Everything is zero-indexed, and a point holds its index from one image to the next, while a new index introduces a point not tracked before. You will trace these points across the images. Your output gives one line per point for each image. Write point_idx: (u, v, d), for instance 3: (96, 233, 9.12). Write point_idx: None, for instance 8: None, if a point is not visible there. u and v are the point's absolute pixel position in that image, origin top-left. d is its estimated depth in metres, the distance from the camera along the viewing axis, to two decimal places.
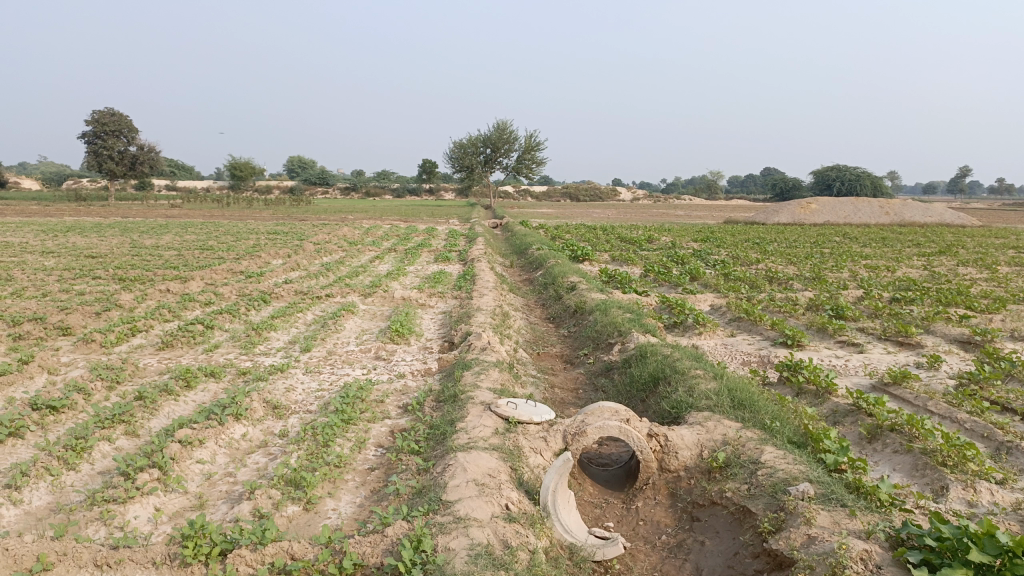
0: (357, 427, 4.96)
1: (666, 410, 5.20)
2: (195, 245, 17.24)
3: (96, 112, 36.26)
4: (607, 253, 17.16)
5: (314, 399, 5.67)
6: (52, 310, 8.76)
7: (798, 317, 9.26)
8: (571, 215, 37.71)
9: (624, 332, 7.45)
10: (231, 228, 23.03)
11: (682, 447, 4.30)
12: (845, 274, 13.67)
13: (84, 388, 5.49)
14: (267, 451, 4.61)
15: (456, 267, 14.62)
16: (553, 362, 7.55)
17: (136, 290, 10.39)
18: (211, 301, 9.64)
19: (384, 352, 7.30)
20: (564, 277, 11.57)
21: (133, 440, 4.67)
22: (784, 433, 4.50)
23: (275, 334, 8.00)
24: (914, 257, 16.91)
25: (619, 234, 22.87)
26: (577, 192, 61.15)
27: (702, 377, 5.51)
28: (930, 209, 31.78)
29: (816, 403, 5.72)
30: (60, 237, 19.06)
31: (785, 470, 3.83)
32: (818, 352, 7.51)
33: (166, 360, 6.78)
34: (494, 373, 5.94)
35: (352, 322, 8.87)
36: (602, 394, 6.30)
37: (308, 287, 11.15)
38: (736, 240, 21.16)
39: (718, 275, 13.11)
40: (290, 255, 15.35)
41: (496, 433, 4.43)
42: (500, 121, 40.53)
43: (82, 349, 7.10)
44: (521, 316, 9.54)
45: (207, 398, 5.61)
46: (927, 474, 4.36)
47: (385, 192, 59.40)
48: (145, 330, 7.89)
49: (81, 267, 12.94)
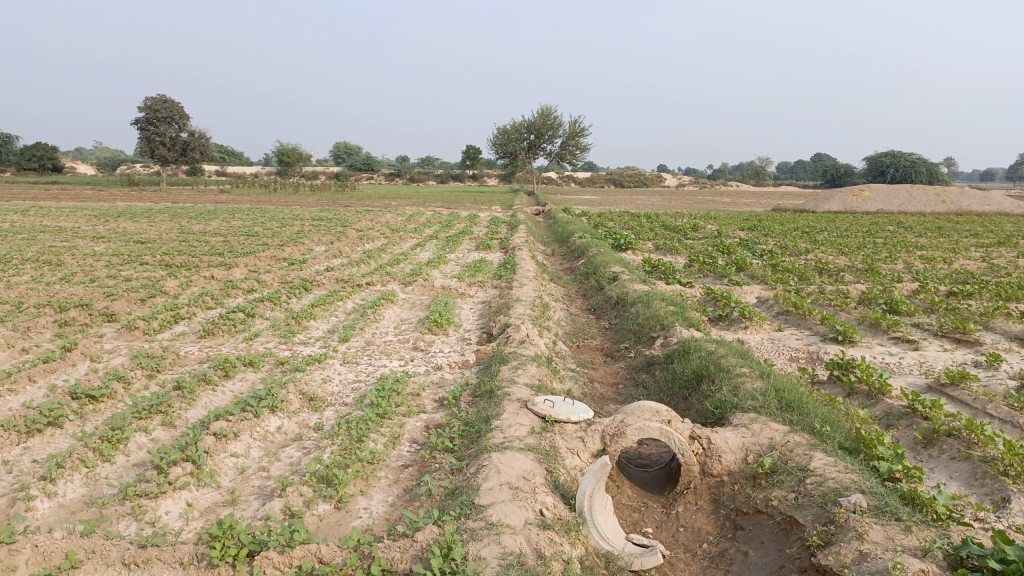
0: (392, 421, 4.89)
1: (709, 410, 5.02)
2: (241, 231, 17.44)
3: (148, 99, 36.88)
4: (650, 241, 16.89)
5: (349, 392, 5.63)
6: (99, 296, 8.91)
7: (849, 311, 8.94)
8: (616, 202, 37.31)
9: (667, 326, 7.26)
10: (277, 214, 23.31)
11: (726, 450, 4.13)
12: (899, 266, 13.20)
13: (124, 376, 5.53)
14: (301, 445, 4.57)
15: (497, 255, 14.53)
16: (593, 356, 7.40)
17: (181, 276, 10.52)
18: (254, 288, 9.70)
19: (422, 343, 7.24)
20: (606, 267, 11.38)
21: (169, 433, 4.68)
22: (835, 437, 4.30)
23: (315, 322, 8.00)
24: (972, 248, 16.28)
25: (665, 222, 22.54)
26: (621, 178, 60.52)
27: (747, 376, 5.31)
28: (989, 197, 30.63)
29: (869, 405, 5.48)
30: (112, 222, 19.49)
31: (836, 479, 3.63)
32: (870, 349, 7.21)
33: (207, 348, 6.82)
34: (532, 368, 5.81)
35: (391, 311, 8.84)
36: (643, 390, 6.14)
37: (350, 275, 11.17)
38: (784, 229, 20.68)
39: (766, 265, 12.78)
40: (333, 241, 15.41)
41: (533, 432, 4.31)
42: (544, 106, 40.18)
43: (126, 336, 7.19)
44: (561, 307, 9.41)
45: (244, 389, 5.60)
46: (987, 484, 4.11)
47: (429, 177, 59.57)
48: (187, 317, 7.97)
49: (129, 253, 13.17)
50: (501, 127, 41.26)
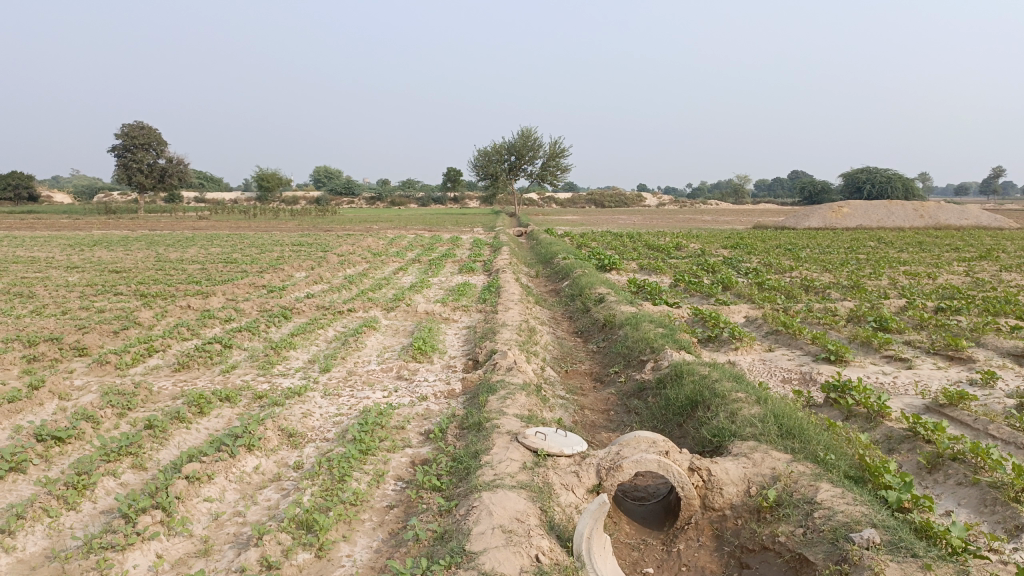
0: (375, 458, 4.66)
1: (706, 438, 4.84)
2: (219, 258, 17.15)
3: (125, 125, 36.55)
4: (634, 262, 16.77)
5: (331, 426, 5.40)
6: (70, 329, 8.61)
7: (839, 329, 8.83)
8: (597, 222, 37.37)
9: (657, 349, 7.09)
10: (256, 240, 23.00)
11: (727, 483, 3.94)
12: (884, 282, 13.14)
13: (93, 416, 5.27)
14: (280, 487, 4.34)
15: (480, 277, 14.35)
16: (582, 381, 7.21)
17: (156, 306, 10.23)
18: (231, 318, 9.43)
19: (406, 372, 7.01)
20: (591, 288, 11.22)
21: (139, 476, 4.44)
22: (839, 465, 4.13)
23: (295, 352, 7.75)
24: (954, 263, 16.30)
25: (648, 241, 22.48)
26: (602, 198, 60.75)
27: (744, 401, 5.13)
28: (965, 211, 30.96)
29: (868, 428, 5.32)
30: (87, 251, 19.11)
31: (846, 512, 3.45)
32: (864, 369, 7.06)
33: (181, 382, 6.55)
34: (521, 397, 5.60)
35: (374, 338, 8.60)
36: (635, 417, 5.95)
37: (330, 301, 10.92)
38: (767, 246, 20.66)
39: (752, 284, 12.69)
40: (313, 267, 15.16)
41: (524, 467, 4.10)
42: (524, 127, 40.27)
43: (96, 371, 6.91)
44: (547, 331, 9.22)
45: (220, 426, 5.35)
46: (997, 510, 3.94)
47: (411, 200, 59.45)
48: (162, 349, 7.69)
49: (103, 283, 12.86)
50: (481, 149, 41.28)
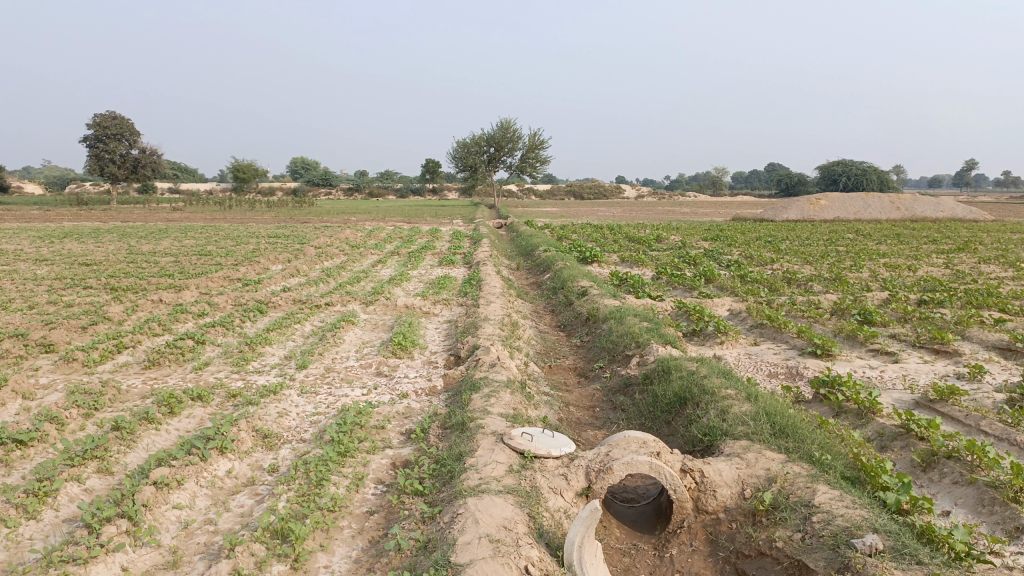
0: (354, 460, 4.47)
1: (697, 437, 4.70)
2: (194, 250, 16.80)
3: (97, 115, 35.82)
4: (615, 254, 16.65)
5: (308, 426, 5.20)
6: (37, 324, 8.31)
7: (824, 323, 8.75)
8: (576, 214, 37.20)
9: (642, 343, 6.95)
10: (231, 232, 22.63)
11: (721, 485, 3.80)
12: (865, 274, 13.12)
13: (57, 417, 5.02)
14: (254, 492, 4.15)
15: (461, 270, 14.17)
16: (566, 377, 7.06)
17: (126, 300, 9.94)
18: (205, 312, 9.17)
19: (385, 368, 6.82)
20: (574, 281, 11.08)
21: (106, 481, 4.22)
22: (836, 465, 4.01)
23: (271, 348, 7.52)
24: (934, 255, 16.34)
25: (628, 233, 22.37)
26: (581, 191, 60.68)
27: (734, 398, 4.99)
28: (940, 203, 31.21)
29: (860, 425, 5.22)
30: (57, 243, 18.62)
31: (845, 516, 3.32)
32: (851, 363, 6.97)
33: (152, 381, 6.32)
34: (505, 395, 5.43)
35: (352, 333, 8.39)
36: (622, 413, 5.81)
37: (307, 295, 10.67)
38: (747, 238, 20.63)
39: (734, 276, 12.61)
40: (290, 260, 14.87)
41: (511, 471, 3.93)
42: (503, 119, 39.98)
43: (63, 368, 6.65)
44: (530, 325, 9.05)
45: (191, 427, 5.14)
46: (996, 511, 3.84)
47: (389, 192, 58.98)
48: (132, 346, 7.43)
49: (72, 276, 12.51)
50: (461, 140, 40.97)
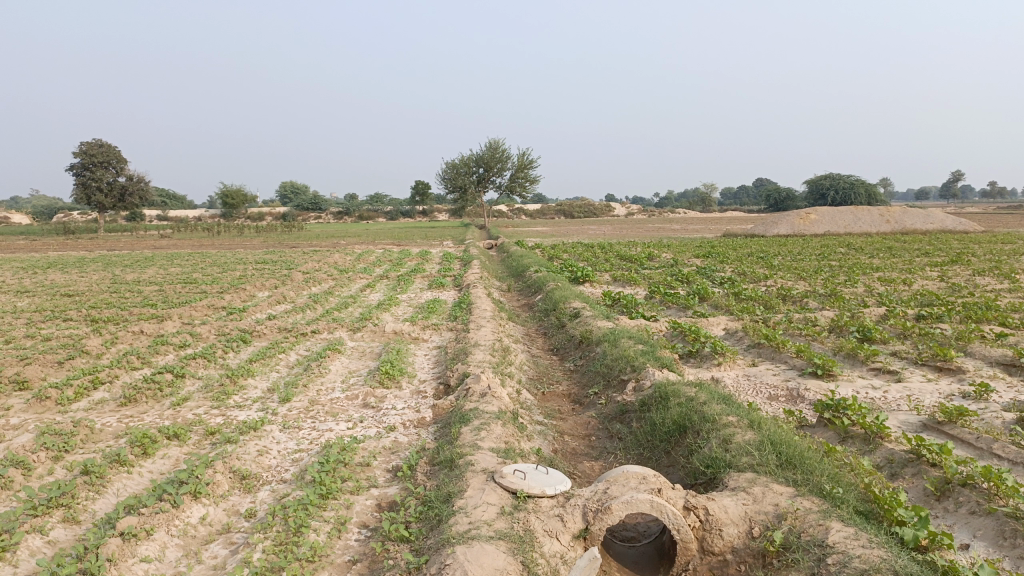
0: (337, 502, 4.21)
1: (699, 469, 4.46)
2: (179, 278, 16.52)
3: (84, 144, 35.62)
4: (608, 273, 16.47)
5: (289, 465, 4.94)
6: (11, 360, 8.01)
7: (823, 341, 8.54)
8: (567, 233, 37.14)
9: (638, 367, 6.72)
10: (219, 258, 22.35)
11: (727, 523, 3.56)
12: (861, 289, 12.95)
13: (23, 461, 4.74)
14: (229, 541, 3.89)
15: (451, 293, 13.95)
16: (560, 404, 6.82)
17: (106, 333, 9.66)
18: (187, 343, 8.89)
19: (372, 399, 6.56)
20: (565, 303, 10.86)
21: (71, 531, 3.95)
22: (850, 499, 3.78)
23: (253, 380, 7.25)
24: (927, 268, 16.22)
25: (620, 251, 22.21)
26: (571, 210, 60.69)
27: (736, 426, 4.75)
28: (930, 215, 31.24)
29: (867, 451, 4.99)
30: (40, 274, 18.30)
31: (863, 557, 3.09)
32: (853, 383, 6.76)
33: (127, 419, 6.04)
34: (496, 428, 5.18)
35: (338, 362, 8.13)
36: (618, 442, 5.57)
37: (293, 323, 10.42)
38: (739, 254, 20.51)
39: (728, 293, 12.42)
40: (276, 286, 14.62)
41: (503, 513, 3.68)
42: (491, 140, 39.97)
43: (36, 408, 6.36)
44: (522, 349, 8.82)
45: (166, 469, 4.87)
46: (1019, 544, 3.60)
47: (378, 215, 58.83)
48: (108, 381, 7.15)
49: (53, 308, 12.20)
50: (450, 162, 40.92)
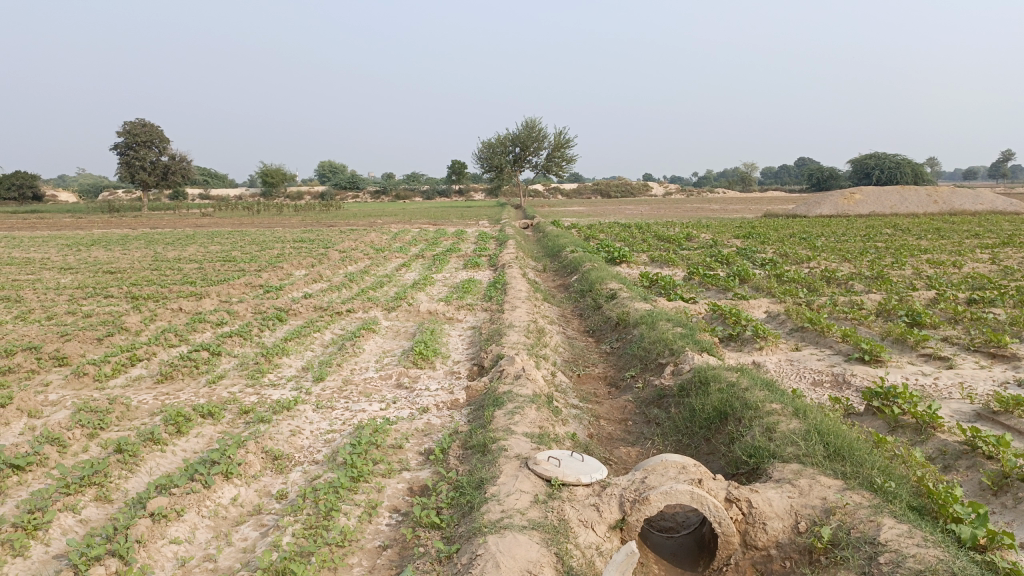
0: (369, 485, 4.14)
1: (741, 458, 4.30)
2: (218, 256, 16.68)
3: (127, 123, 36.10)
4: (645, 254, 16.21)
5: (321, 446, 4.89)
6: (52, 336, 8.11)
7: (869, 325, 8.26)
8: (604, 213, 36.80)
9: (677, 350, 6.54)
10: (257, 237, 22.54)
11: (772, 516, 3.41)
12: (908, 271, 12.54)
13: (58, 438, 4.75)
14: (260, 523, 3.85)
15: (486, 273, 13.86)
16: (596, 387, 6.69)
17: (145, 310, 9.75)
18: (224, 321, 8.91)
19: (406, 379, 6.50)
20: (602, 283, 10.69)
21: (103, 510, 3.93)
22: (903, 494, 3.59)
23: (287, 359, 7.23)
24: (978, 250, 15.66)
25: (657, 232, 21.89)
26: (608, 189, 60.14)
27: (781, 414, 4.56)
28: (980, 195, 30.23)
29: (919, 441, 4.78)
30: (85, 251, 18.62)
31: (917, 555, 2.92)
32: (902, 370, 6.50)
33: (163, 396, 6.06)
34: (531, 412, 5.07)
35: (372, 342, 8.08)
36: (656, 428, 5.42)
37: (329, 301, 10.42)
38: (781, 235, 20.07)
39: (769, 275, 12.13)
40: (313, 265, 14.68)
41: (537, 501, 3.56)
42: (528, 119, 39.64)
43: (74, 384, 6.41)
44: (557, 331, 8.69)
45: (199, 448, 4.86)
46: None
47: (415, 194, 58.91)
48: (146, 358, 7.19)
49: (95, 285, 12.37)
50: (486, 141, 40.69)
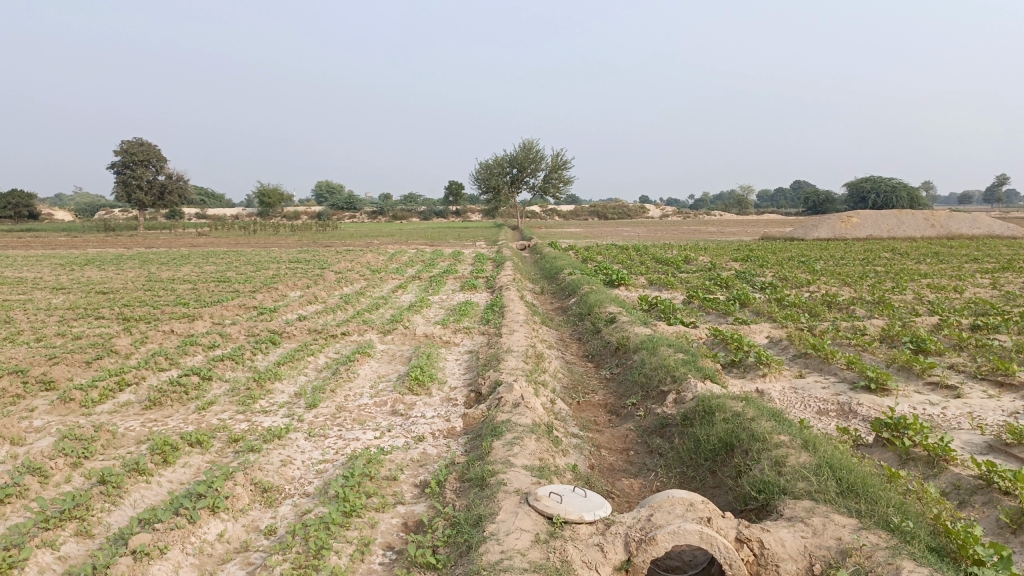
0: (362, 520, 3.97)
1: (750, 494, 4.14)
2: (213, 276, 16.53)
3: (124, 143, 36.06)
4: (643, 276, 16.08)
5: (313, 478, 4.71)
6: (39, 359, 7.92)
7: (873, 352, 8.13)
8: (602, 234, 36.70)
9: (678, 378, 6.38)
10: (253, 257, 22.41)
11: (784, 558, 3.24)
12: (909, 297, 12.42)
13: (39, 469, 4.57)
14: (247, 561, 3.67)
15: (483, 295, 13.72)
16: (596, 415, 6.52)
17: (136, 332, 9.57)
18: (215, 344, 8.73)
19: (401, 407, 6.33)
20: (601, 307, 10.55)
21: (83, 546, 3.75)
22: (922, 534, 3.42)
23: (280, 385, 7.05)
24: (978, 275, 15.56)
25: (655, 254, 21.78)
26: (605, 210, 60.22)
27: (790, 447, 4.40)
28: (977, 220, 30.25)
29: (931, 475, 4.61)
30: (78, 271, 18.43)
31: None
32: (909, 399, 6.36)
33: (151, 423, 5.88)
34: (530, 442, 4.90)
35: (367, 366, 7.91)
36: (659, 458, 5.25)
37: (323, 324, 10.25)
38: (779, 258, 19.98)
39: (770, 299, 12.00)
40: (309, 286, 14.52)
41: (538, 541, 3.40)
42: (526, 141, 39.71)
43: (59, 410, 6.23)
44: (556, 356, 8.53)
45: (186, 478, 4.68)
46: None
47: (412, 214, 58.88)
48: (135, 383, 7.00)
49: (87, 306, 12.19)
50: (484, 162, 40.75)
